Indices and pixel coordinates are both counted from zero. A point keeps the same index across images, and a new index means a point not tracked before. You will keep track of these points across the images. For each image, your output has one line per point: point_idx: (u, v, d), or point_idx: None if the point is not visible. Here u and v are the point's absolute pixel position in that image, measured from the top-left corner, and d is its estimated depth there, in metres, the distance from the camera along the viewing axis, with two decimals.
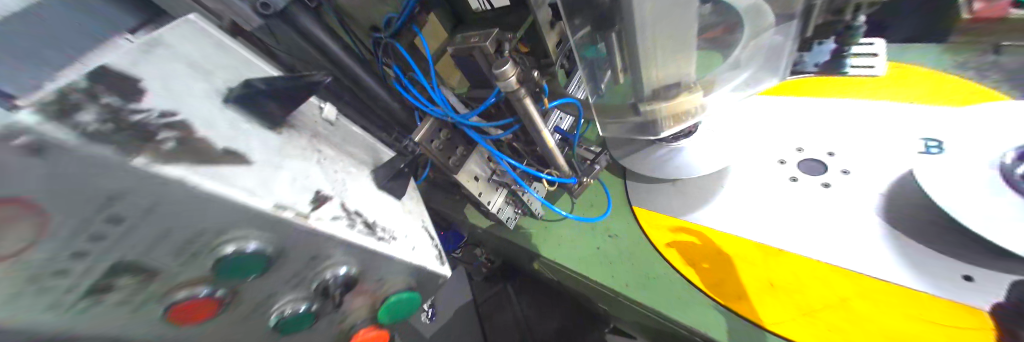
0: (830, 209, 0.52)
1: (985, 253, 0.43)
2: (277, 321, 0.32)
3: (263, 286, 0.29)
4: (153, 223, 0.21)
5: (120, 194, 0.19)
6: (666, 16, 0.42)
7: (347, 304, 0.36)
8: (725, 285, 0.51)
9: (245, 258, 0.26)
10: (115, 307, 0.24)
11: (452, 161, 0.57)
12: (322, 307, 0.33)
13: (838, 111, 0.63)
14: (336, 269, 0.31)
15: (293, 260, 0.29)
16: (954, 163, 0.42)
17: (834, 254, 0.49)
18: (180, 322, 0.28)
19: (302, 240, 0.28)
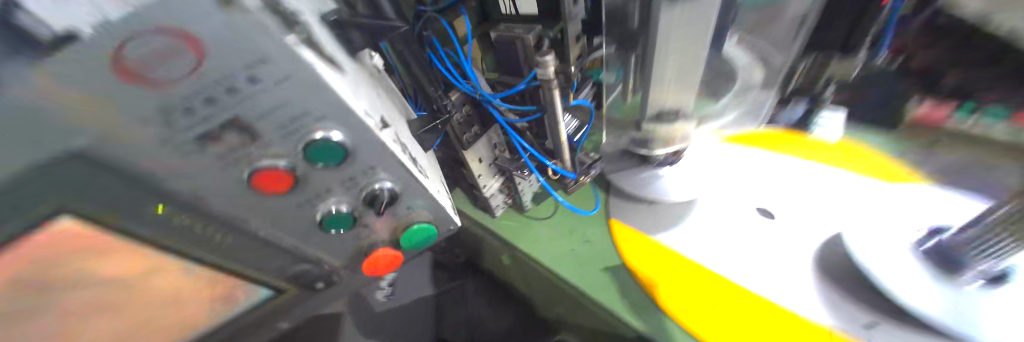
0: (777, 253, 0.59)
1: (893, 312, 0.50)
2: (325, 216, 0.34)
3: (325, 182, 0.31)
4: (281, 94, 0.22)
5: (264, 60, 0.20)
6: (665, 65, 0.43)
7: (375, 221, 0.37)
8: (677, 299, 0.58)
9: (332, 144, 0.27)
10: (212, 156, 0.24)
11: (467, 137, 0.56)
12: (362, 213, 0.35)
13: (788, 168, 0.70)
14: (380, 183, 0.33)
15: (356, 165, 0.30)
16: (880, 232, 0.52)
17: (775, 291, 0.55)
18: (263, 188, 0.28)
19: (373, 149, 0.29)
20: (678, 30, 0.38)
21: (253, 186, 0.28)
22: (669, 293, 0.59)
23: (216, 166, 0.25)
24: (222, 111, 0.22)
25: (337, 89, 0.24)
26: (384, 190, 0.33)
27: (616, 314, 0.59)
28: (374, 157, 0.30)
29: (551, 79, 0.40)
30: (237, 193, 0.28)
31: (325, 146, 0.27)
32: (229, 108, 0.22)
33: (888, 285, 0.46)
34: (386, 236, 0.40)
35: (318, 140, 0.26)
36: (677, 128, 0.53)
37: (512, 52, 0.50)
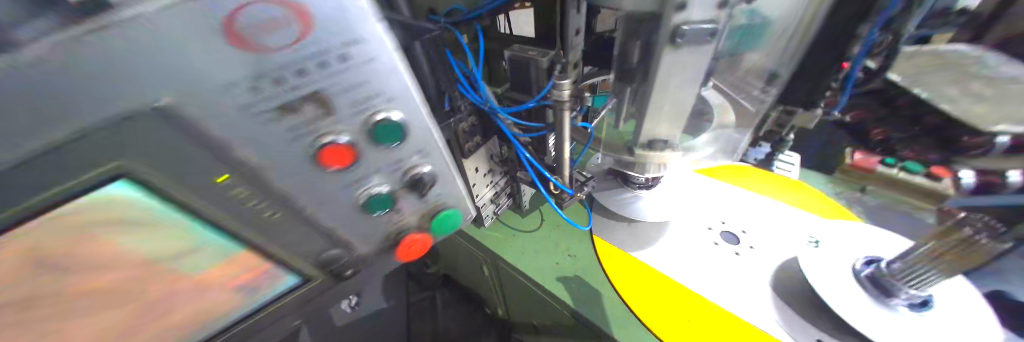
0: (741, 273, 0.66)
1: (839, 330, 0.57)
2: (367, 199, 0.36)
3: (376, 160, 0.33)
4: (361, 73, 0.26)
5: (356, 41, 0.24)
6: (660, 99, 0.48)
7: (404, 205, 0.41)
8: (657, 315, 0.61)
9: (394, 124, 0.31)
10: (283, 132, 0.26)
11: (469, 145, 0.59)
12: (398, 194, 0.39)
13: (745, 199, 0.80)
14: (422, 167, 0.37)
15: (407, 146, 0.34)
16: (828, 259, 0.60)
17: (741, 308, 0.61)
18: (326, 165, 0.30)
19: (422, 131, 0.34)
20: (679, 68, 0.44)
21: (318, 158, 0.30)
22: (650, 309, 0.62)
23: (292, 134, 0.27)
24: (306, 83, 0.24)
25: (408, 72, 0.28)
26: (423, 173, 0.38)
27: (600, 328, 0.61)
28: (417, 145, 0.35)
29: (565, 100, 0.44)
30: (296, 164, 0.29)
31: (393, 125, 0.31)
32: (313, 82, 0.25)
33: (838, 307, 0.53)
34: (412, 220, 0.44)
35: (383, 120, 0.30)
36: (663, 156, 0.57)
37: (526, 71, 0.53)
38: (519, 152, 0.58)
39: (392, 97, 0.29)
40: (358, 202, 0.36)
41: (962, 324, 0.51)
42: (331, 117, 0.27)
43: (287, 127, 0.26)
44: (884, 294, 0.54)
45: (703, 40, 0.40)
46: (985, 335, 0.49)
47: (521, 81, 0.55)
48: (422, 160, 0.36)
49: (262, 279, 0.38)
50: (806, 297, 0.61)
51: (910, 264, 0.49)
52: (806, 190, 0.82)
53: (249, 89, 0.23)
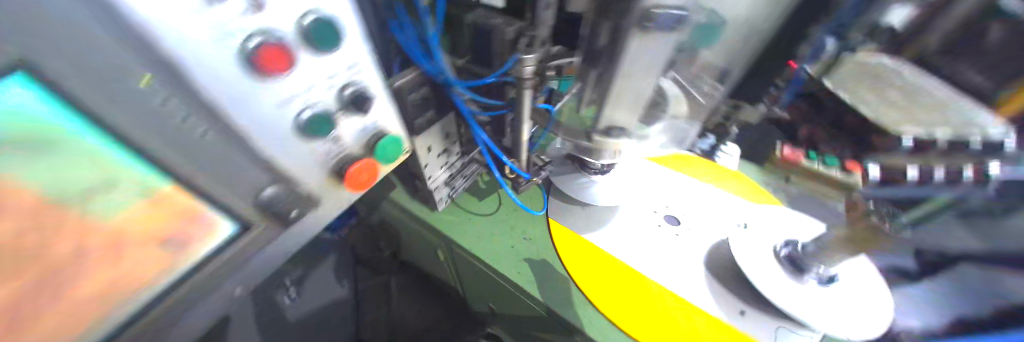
0: (674, 250, 0.72)
1: (761, 304, 0.63)
2: (295, 125, 0.27)
3: (317, 70, 0.25)
4: None
5: None
6: (622, 86, 0.47)
7: (326, 156, 0.31)
8: (608, 298, 0.66)
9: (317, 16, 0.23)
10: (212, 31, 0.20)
11: (419, 123, 0.51)
12: (334, 138, 0.31)
13: (675, 184, 0.84)
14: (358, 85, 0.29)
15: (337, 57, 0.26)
16: (751, 240, 0.66)
17: (663, 274, 0.69)
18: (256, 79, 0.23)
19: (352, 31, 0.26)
20: (644, 55, 0.42)
21: (252, 68, 0.22)
22: (605, 301, 0.66)
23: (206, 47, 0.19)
24: None
25: None
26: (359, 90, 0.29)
27: (556, 313, 0.64)
28: (312, 48, 0.24)
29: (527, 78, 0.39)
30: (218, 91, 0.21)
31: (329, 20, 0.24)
32: None
33: (762, 285, 0.59)
34: (338, 164, 0.33)
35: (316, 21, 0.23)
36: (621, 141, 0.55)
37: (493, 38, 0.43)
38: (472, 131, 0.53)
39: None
40: (298, 134, 0.28)
41: (861, 298, 0.57)
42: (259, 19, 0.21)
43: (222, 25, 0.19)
44: (798, 270, 0.59)
45: (669, 27, 0.38)
46: (876, 308, 0.56)
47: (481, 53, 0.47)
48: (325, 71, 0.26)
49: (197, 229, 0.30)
50: (734, 274, 0.67)
51: (822, 247, 0.56)
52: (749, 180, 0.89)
53: None
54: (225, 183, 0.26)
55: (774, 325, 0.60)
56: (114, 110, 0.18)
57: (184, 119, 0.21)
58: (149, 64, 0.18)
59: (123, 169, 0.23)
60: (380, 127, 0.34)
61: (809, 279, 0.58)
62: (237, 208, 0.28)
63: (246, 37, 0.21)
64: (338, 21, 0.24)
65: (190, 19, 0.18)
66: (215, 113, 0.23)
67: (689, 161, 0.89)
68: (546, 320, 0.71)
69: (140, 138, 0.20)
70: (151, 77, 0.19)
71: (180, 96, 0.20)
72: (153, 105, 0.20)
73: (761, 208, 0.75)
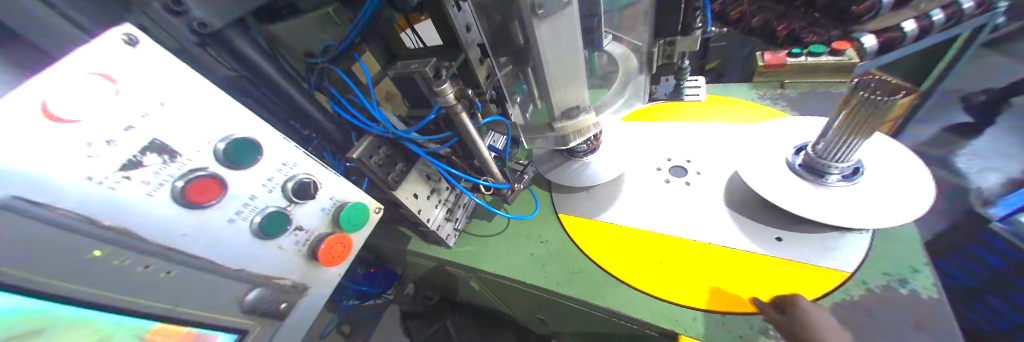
0: (690, 201, 0.68)
1: (794, 225, 0.58)
2: (259, 230, 0.33)
3: (249, 182, 0.31)
4: (188, 103, 0.27)
5: (163, 96, 0.25)
6: (554, 72, 0.47)
7: (301, 243, 0.37)
8: (641, 273, 0.60)
9: (234, 141, 0.29)
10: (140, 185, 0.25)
11: (392, 177, 0.54)
12: (297, 228, 0.36)
13: (671, 133, 0.81)
14: (298, 178, 0.35)
15: (266, 163, 0.32)
16: (760, 162, 0.62)
17: (692, 231, 0.63)
18: (200, 209, 0.28)
19: (268, 140, 0.32)
20: (554, 40, 0.42)
21: (191, 202, 0.28)
22: (635, 275, 0.60)
23: (139, 203, 0.25)
24: (140, 137, 0.24)
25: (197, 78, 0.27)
26: (305, 182, 0.35)
27: (589, 303, 0.59)
28: (243, 165, 0.30)
29: (453, 104, 0.45)
30: (173, 230, 0.27)
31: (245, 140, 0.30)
32: (151, 131, 0.25)
33: (786, 205, 0.54)
34: (313, 243, 0.38)
35: (228, 144, 0.29)
36: (584, 119, 0.55)
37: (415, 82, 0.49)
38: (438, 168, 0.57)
39: (236, 124, 0.30)
40: (262, 238, 0.33)
41: (889, 181, 0.53)
42: (175, 165, 0.26)
43: (145, 181, 0.25)
44: (820, 175, 0.56)
45: (561, 6, 0.38)
46: (918, 184, 0.51)
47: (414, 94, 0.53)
48: (265, 178, 0.32)
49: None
50: (757, 202, 0.63)
51: (834, 141, 0.51)
52: (744, 102, 0.85)
53: (87, 157, 0.22)
54: (205, 304, 0.29)
55: (818, 242, 0.55)
56: (78, 281, 0.23)
57: (143, 266, 0.25)
58: (94, 241, 0.23)
59: (108, 326, 0.24)
60: (337, 203, 0.39)
61: (836, 181, 0.54)
62: (225, 320, 0.31)
63: (175, 182, 0.27)
64: (254, 140, 0.31)
65: (118, 188, 0.24)
66: (162, 253, 0.26)
67: (678, 106, 0.88)
68: (594, 316, 0.65)
69: (96, 297, 0.23)
70: (100, 249, 0.23)
71: (134, 252, 0.25)
72: (113, 266, 0.24)
73: (767, 125, 0.70)
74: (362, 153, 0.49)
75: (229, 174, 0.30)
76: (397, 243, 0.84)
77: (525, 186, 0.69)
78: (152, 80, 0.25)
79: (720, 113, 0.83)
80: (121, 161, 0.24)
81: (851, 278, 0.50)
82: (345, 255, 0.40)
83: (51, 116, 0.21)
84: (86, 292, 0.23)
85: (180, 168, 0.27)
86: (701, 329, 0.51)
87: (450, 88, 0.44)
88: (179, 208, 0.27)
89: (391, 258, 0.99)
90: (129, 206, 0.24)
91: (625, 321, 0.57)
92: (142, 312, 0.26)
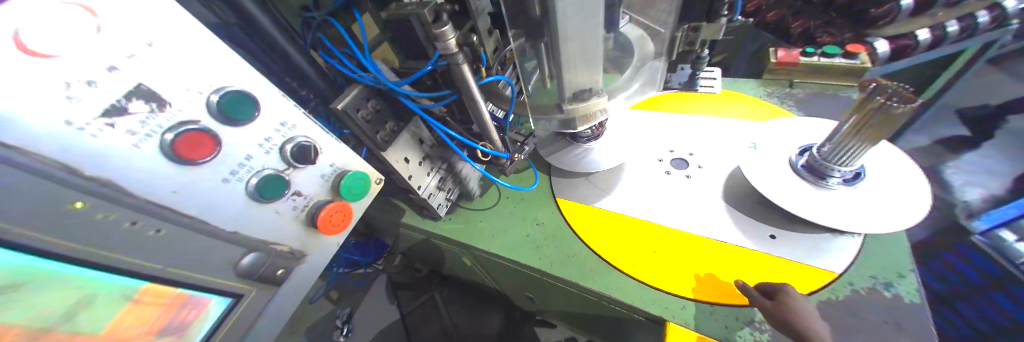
0: (688, 193, 0.68)
1: (790, 225, 0.59)
2: (256, 191, 0.31)
3: (246, 141, 0.29)
4: (180, 49, 0.24)
5: (151, 37, 0.22)
6: (571, 50, 0.45)
7: (299, 209, 0.35)
8: (634, 261, 0.61)
9: (229, 96, 0.27)
10: (126, 135, 0.22)
11: (381, 136, 0.51)
12: (295, 193, 0.34)
13: (676, 124, 0.81)
14: (297, 142, 0.32)
15: (264, 121, 0.30)
16: (763, 159, 0.62)
17: (688, 223, 0.64)
18: (192, 163, 0.26)
19: (265, 96, 0.30)
20: (574, 14, 0.40)
21: (182, 157, 0.26)
22: (629, 262, 0.61)
23: (124, 154, 0.23)
24: (126, 81, 0.22)
25: (189, 19, 0.24)
26: (304, 145, 0.33)
27: (582, 286, 0.60)
28: (237, 121, 0.28)
29: (454, 53, 0.40)
30: (160, 185, 0.25)
31: (239, 95, 0.28)
32: (139, 76, 0.22)
33: (786, 204, 0.55)
34: (310, 210, 0.36)
35: (223, 98, 0.27)
36: (595, 103, 0.53)
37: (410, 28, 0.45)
38: (435, 128, 0.54)
39: (229, 75, 0.27)
40: (258, 200, 0.31)
41: (889, 188, 0.53)
42: (164, 116, 0.24)
43: (131, 131, 0.23)
44: (820, 177, 0.56)
45: None
46: (915, 193, 0.52)
47: (411, 46, 0.50)
48: (261, 137, 0.30)
49: (185, 312, 0.29)
50: (754, 199, 0.64)
51: (841, 144, 0.51)
52: (753, 99, 0.84)
53: (67, 99, 0.20)
54: (197, 265, 0.28)
55: (810, 242, 0.56)
56: (59, 234, 0.21)
57: (129, 222, 0.24)
58: (76, 193, 0.21)
59: (92, 282, 0.23)
60: (338, 170, 0.37)
61: (835, 184, 0.55)
62: (220, 283, 0.30)
63: (164, 134, 0.24)
64: (247, 92, 0.28)
65: (102, 136, 0.21)
66: (151, 210, 0.25)
67: (686, 98, 0.87)
68: (584, 298, 0.67)
69: (80, 251, 0.22)
70: (82, 201, 0.22)
71: (122, 206, 0.23)
72: (97, 219, 0.23)
73: (773, 123, 0.69)
74: (349, 105, 0.46)
75: (223, 131, 0.27)
76: (390, 214, 0.83)
77: (524, 155, 0.67)
78: (138, 18, 0.22)
79: (727, 108, 0.82)
80: (102, 107, 0.21)
81: (837, 279, 0.52)
82: (345, 223, 0.38)
83: (27, 50, 0.18)
84: (66, 247, 0.21)
85: (169, 119, 0.24)
86: (687, 317, 0.52)
87: (453, 33, 0.38)
88: (168, 163, 0.25)
89: (383, 230, 0.98)
90: (115, 158, 0.22)
91: (614, 305, 0.58)
92: (129, 270, 0.25)
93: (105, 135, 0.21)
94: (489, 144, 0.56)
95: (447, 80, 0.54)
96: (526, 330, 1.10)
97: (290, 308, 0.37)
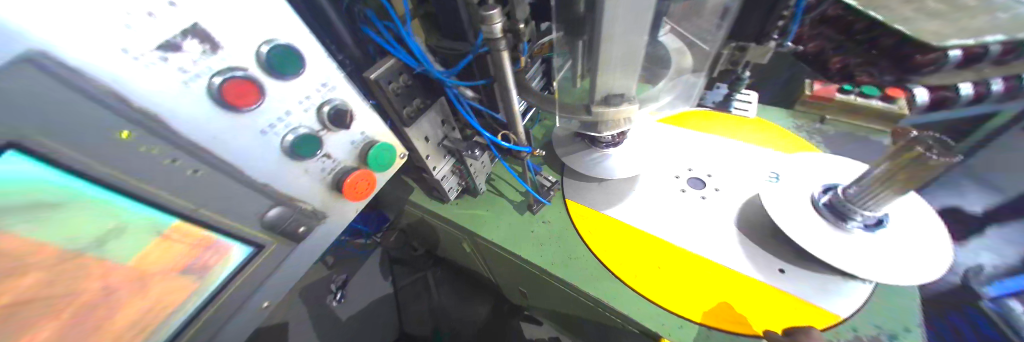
0: (701, 213, 0.67)
1: (801, 262, 0.58)
2: (289, 147, 0.31)
3: (288, 96, 0.29)
4: None
5: None
6: (611, 51, 0.44)
7: (324, 172, 0.35)
8: (637, 273, 0.60)
9: (279, 49, 0.27)
10: (174, 73, 0.22)
11: (406, 111, 0.51)
12: (325, 155, 0.34)
13: (698, 143, 0.79)
14: (333, 104, 0.32)
15: (306, 79, 0.30)
16: (784, 191, 0.61)
17: (696, 243, 0.63)
18: (235, 109, 0.26)
19: (311, 54, 0.29)
20: (623, 14, 0.38)
21: (226, 102, 0.25)
22: (632, 273, 0.60)
23: (174, 90, 0.23)
24: (184, 18, 0.21)
25: None
26: (341, 108, 0.33)
27: (581, 290, 0.60)
28: (283, 75, 0.28)
29: (498, 38, 0.39)
30: (201, 127, 0.25)
31: (287, 49, 0.27)
32: (195, 14, 0.22)
33: (803, 241, 0.54)
34: (336, 175, 0.36)
35: (273, 50, 0.26)
36: (625, 109, 0.52)
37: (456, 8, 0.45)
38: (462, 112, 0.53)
39: (281, 28, 0.27)
40: (290, 156, 0.31)
41: (911, 241, 0.52)
42: (215, 58, 0.24)
43: (181, 69, 0.23)
44: (841, 219, 0.55)
45: None
46: (938, 250, 0.51)
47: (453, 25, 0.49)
48: (303, 94, 0.30)
49: (208, 256, 0.30)
50: (768, 230, 0.63)
51: (867, 189, 0.50)
52: (780, 129, 0.82)
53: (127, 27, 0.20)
54: (226, 210, 0.29)
55: (818, 281, 0.56)
56: (105, 160, 0.21)
57: (170, 159, 0.24)
58: (125, 121, 0.22)
59: (128, 213, 0.24)
60: (368, 139, 0.37)
61: (855, 228, 0.54)
62: (243, 231, 0.31)
63: (213, 78, 0.24)
64: (295, 48, 0.28)
65: (155, 69, 0.21)
66: (193, 150, 0.25)
67: (711, 118, 0.85)
68: (580, 301, 0.67)
69: (122, 181, 0.23)
70: (128, 131, 0.22)
71: (165, 142, 0.24)
72: (140, 151, 0.23)
73: (799, 156, 0.68)
74: (382, 76, 0.46)
75: (267, 82, 0.27)
76: (399, 190, 0.83)
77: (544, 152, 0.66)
78: None
79: (753, 134, 0.80)
80: (158, 41, 0.21)
81: (841, 322, 0.51)
82: (367, 193, 0.38)
83: None
84: (111, 174, 0.22)
85: (219, 62, 0.24)
86: (683, 337, 0.52)
87: (501, 18, 0.37)
88: (211, 107, 0.25)
89: (388, 204, 0.99)
90: (163, 93, 0.22)
91: (611, 313, 0.58)
92: (162, 206, 0.25)
93: (158, 68, 0.21)
94: (513, 135, 0.55)
95: (482, 65, 0.53)
96: (512, 324, 1.11)
97: (300, 265, 0.38)
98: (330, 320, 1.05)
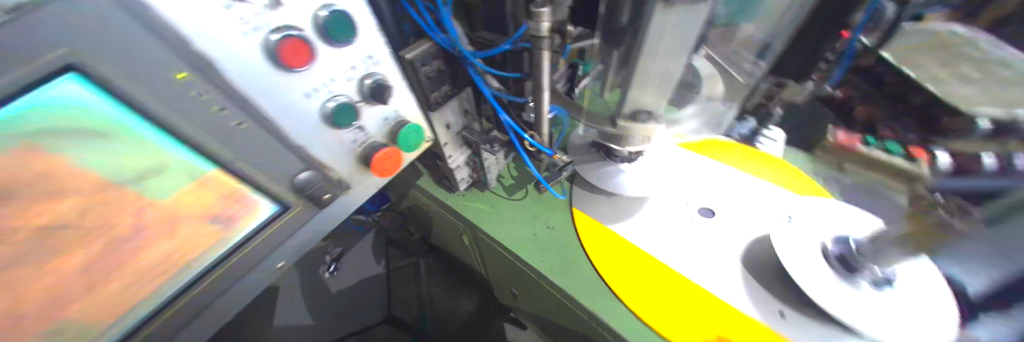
0: (707, 244, 0.67)
1: (802, 306, 0.58)
2: (328, 113, 0.31)
3: (337, 63, 0.29)
4: None
5: None
6: (648, 67, 0.43)
7: (354, 143, 0.35)
8: (636, 293, 0.60)
9: (337, 14, 0.27)
10: (234, 20, 0.22)
11: (434, 97, 0.51)
12: (359, 126, 0.34)
13: (711, 173, 0.79)
14: (375, 78, 0.32)
15: (356, 48, 0.30)
16: (796, 234, 0.60)
17: (698, 273, 0.63)
18: (286, 69, 0.26)
19: (364, 25, 0.29)
20: (669, 30, 0.38)
21: (278, 60, 0.26)
22: (630, 292, 0.60)
23: (232, 38, 0.23)
24: None
25: None
26: (382, 82, 0.33)
27: (576, 299, 0.60)
28: (335, 42, 0.28)
29: (543, 37, 0.39)
30: (251, 79, 0.25)
31: (344, 17, 0.27)
32: None
33: (807, 287, 0.53)
34: (365, 148, 0.36)
35: (330, 16, 0.26)
36: (648, 127, 0.52)
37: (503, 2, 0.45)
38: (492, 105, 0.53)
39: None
40: (327, 123, 0.32)
41: (918, 304, 0.52)
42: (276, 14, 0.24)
43: (242, 21, 0.23)
44: (849, 271, 0.54)
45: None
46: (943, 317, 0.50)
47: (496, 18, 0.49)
48: (350, 63, 0.30)
49: (238, 209, 0.32)
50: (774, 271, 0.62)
51: (879, 245, 0.49)
52: (800, 172, 0.81)
53: None
54: (261, 165, 0.29)
55: (819, 331, 0.55)
56: (159, 98, 0.22)
57: (218, 108, 0.25)
58: (183, 62, 0.22)
59: (168, 154, 0.25)
60: (399, 117, 0.38)
61: (862, 282, 0.54)
62: (271, 189, 0.31)
63: (269, 34, 0.24)
64: (350, 15, 0.28)
65: (219, 15, 0.21)
66: (240, 102, 0.25)
67: (730, 150, 0.85)
68: (573, 312, 0.67)
69: (172, 122, 0.23)
70: (184, 73, 0.22)
71: (216, 89, 0.24)
72: (190, 95, 0.23)
73: (815, 201, 0.67)
74: (415, 59, 0.46)
75: (320, 48, 0.27)
76: (409, 174, 0.84)
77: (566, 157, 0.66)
78: None
79: (771, 172, 0.80)
80: None
81: None
82: (393, 169, 0.38)
83: None
84: (163, 114, 0.22)
85: (277, 19, 0.24)
86: None
87: (550, 16, 0.37)
88: (262, 62, 0.25)
89: (394, 186, 0.99)
90: (222, 40, 0.22)
91: (603, 329, 0.58)
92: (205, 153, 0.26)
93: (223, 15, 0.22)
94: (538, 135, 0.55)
95: (517, 62, 0.53)
96: (495, 325, 1.08)
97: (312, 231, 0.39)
98: (321, 289, 1.06)
